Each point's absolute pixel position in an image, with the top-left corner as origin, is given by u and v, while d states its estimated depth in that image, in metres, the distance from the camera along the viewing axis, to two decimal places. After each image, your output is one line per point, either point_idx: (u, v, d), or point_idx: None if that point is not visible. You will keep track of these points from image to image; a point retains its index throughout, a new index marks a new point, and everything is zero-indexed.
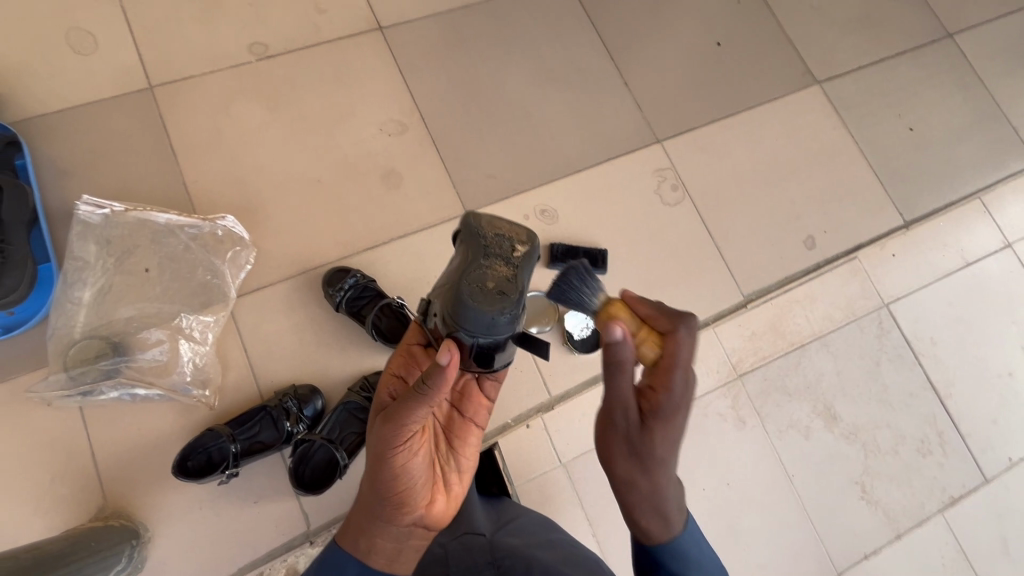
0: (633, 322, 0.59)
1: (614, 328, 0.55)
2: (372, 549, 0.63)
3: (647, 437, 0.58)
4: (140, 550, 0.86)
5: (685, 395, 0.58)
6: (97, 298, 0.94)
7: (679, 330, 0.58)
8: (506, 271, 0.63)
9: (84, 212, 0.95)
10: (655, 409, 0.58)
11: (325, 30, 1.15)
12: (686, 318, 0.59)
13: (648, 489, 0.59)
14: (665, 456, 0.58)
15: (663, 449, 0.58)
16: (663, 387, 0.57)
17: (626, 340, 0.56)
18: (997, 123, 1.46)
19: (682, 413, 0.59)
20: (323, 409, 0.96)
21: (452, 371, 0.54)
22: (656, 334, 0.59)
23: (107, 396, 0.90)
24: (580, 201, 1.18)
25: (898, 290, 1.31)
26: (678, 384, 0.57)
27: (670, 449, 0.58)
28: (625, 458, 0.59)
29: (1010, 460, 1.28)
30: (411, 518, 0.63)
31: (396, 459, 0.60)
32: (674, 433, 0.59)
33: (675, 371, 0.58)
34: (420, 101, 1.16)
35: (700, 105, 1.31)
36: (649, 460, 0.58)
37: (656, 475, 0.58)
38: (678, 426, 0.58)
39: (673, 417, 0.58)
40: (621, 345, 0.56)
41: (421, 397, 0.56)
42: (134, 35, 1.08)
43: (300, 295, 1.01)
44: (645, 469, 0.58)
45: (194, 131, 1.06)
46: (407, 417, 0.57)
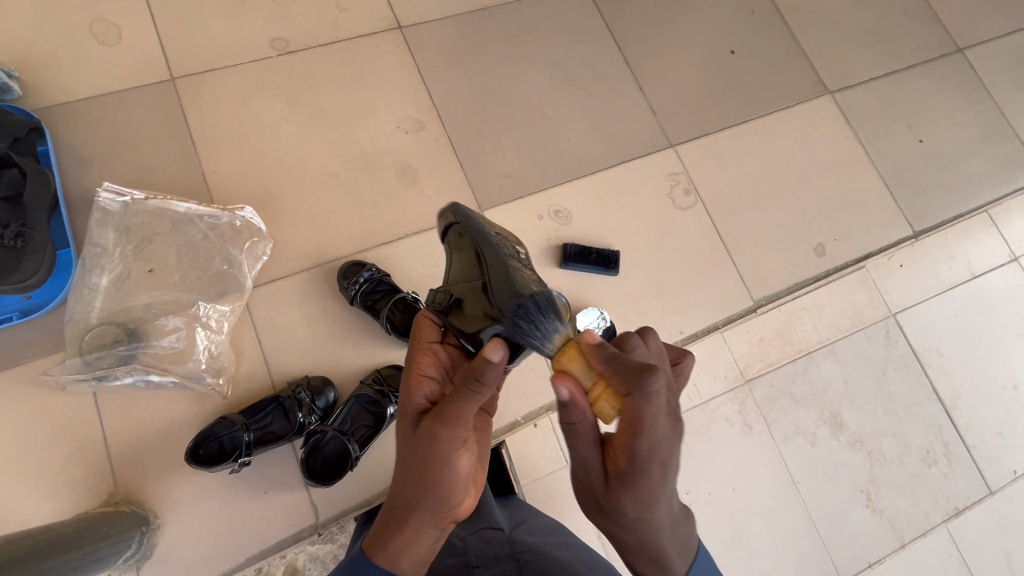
0: (588, 378, 0.49)
1: (559, 391, 0.49)
2: (407, 551, 0.57)
3: (613, 500, 0.52)
4: (149, 537, 0.86)
5: (651, 460, 0.49)
6: (114, 284, 0.95)
7: (635, 397, 0.45)
8: (532, 272, 0.63)
9: (105, 200, 0.96)
10: (620, 475, 0.50)
11: (345, 28, 1.17)
12: (645, 378, 0.45)
13: (632, 541, 0.55)
14: (639, 516, 0.52)
15: (636, 510, 0.52)
16: (624, 456, 0.49)
17: (574, 404, 0.49)
18: (1006, 137, 1.48)
19: (656, 473, 0.50)
20: (335, 401, 0.97)
21: (503, 367, 0.50)
22: (611, 398, 0.47)
23: (122, 381, 0.91)
24: (593, 203, 1.19)
25: (905, 300, 1.32)
26: (642, 451, 0.48)
27: (642, 509, 0.51)
28: (599, 513, 0.55)
29: (1014, 473, 1.28)
30: (450, 514, 0.58)
31: (447, 456, 0.53)
32: (648, 495, 0.50)
33: (636, 437, 0.47)
34: (437, 100, 1.17)
35: (713, 112, 1.32)
36: (620, 520, 0.53)
37: (635, 533, 0.54)
38: (650, 488, 0.50)
39: (639, 484, 0.50)
40: (570, 409, 0.49)
41: (474, 395, 0.51)
42: (157, 27, 1.09)
43: (315, 287, 1.02)
44: (623, 525, 0.53)
45: (214, 123, 1.07)
46: (460, 415, 0.52)
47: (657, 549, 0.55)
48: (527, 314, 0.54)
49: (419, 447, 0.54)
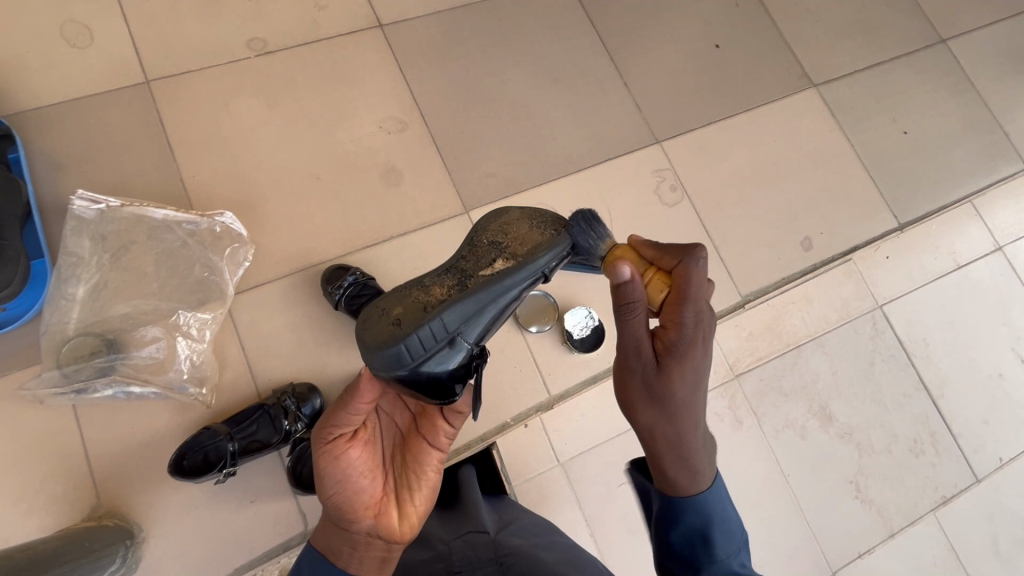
0: (642, 263, 0.58)
1: (620, 270, 0.56)
2: (330, 556, 0.58)
3: (663, 377, 0.56)
4: (134, 550, 0.85)
5: (696, 328, 0.56)
6: (91, 294, 0.93)
7: (686, 263, 0.56)
8: (430, 299, 0.55)
9: (79, 208, 0.93)
10: (668, 346, 0.57)
11: (325, 27, 1.14)
12: (694, 250, 0.56)
13: (671, 430, 0.57)
14: (686, 395, 0.56)
15: (683, 390, 0.57)
16: (673, 325, 0.56)
17: (633, 283, 0.56)
18: (990, 128, 1.48)
19: (699, 345, 0.57)
20: (322, 408, 0.95)
21: (366, 381, 0.55)
22: (662, 275, 0.57)
23: (101, 394, 0.89)
24: (580, 201, 1.18)
25: (892, 292, 1.32)
26: (689, 318, 0.56)
27: (691, 386, 0.57)
28: (645, 402, 0.58)
29: (1000, 460, 1.30)
30: (362, 526, 0.58)
31: (323, 462, 0.58)
32: (694, 369, 0.57)
33: (684, 303, 0.55)
34: (420, 99, 1.15)
35: (699, 107, 1.31)
36: (670, 401, 0.57)
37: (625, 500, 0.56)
38: (695, 361, 0.57)
39: (690, 348, 0.56)
40: (629, 287, 0.56)
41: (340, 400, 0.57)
42: (130, 29, 1.06)
43: (299, 292, 1.00)
44: (666, 412, 0.57)
45: (192, 127, 1.05)
46: (332, 419, 0.57)
47: (687, 446, 0.57)
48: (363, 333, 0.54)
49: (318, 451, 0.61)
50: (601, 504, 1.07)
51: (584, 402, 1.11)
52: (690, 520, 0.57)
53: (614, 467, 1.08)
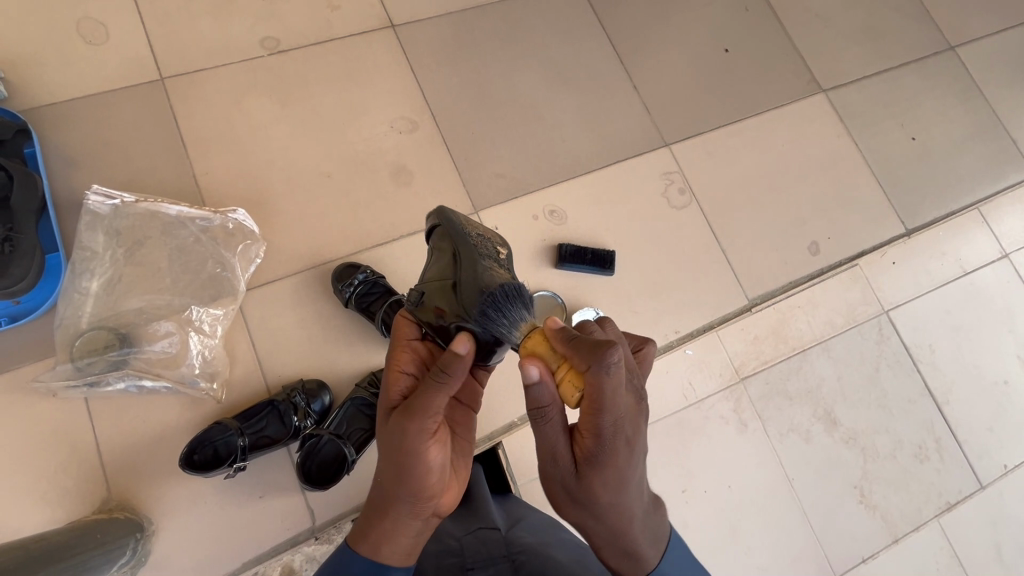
0: (553, 359, 0.51)
1: (527, 371, 0.51)
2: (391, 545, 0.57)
3: (585, 487, 0.54)
4: (144, 543, 0.85)
5: (616, 437, 0.52)
6: (104, 288, 0.94)
7: (596, 371, 0.47)
8: (504, 273, 0.64)
9: (94, 203, 0.94)
10: (587, 455, 0.53)
11: (337, 27, 1.15)
12: (602, 353, 0.48)
13: (603, 530, 0.56)
14: (612, 501, 0.54)
15: (609, 495, 0.54)
16: (589, 434, 0.52)
17: (542, 385, 0.51)
18: (998, 135, 1.49)
19: (622, 449, 0.53)
20: (331, 405, 0.96)
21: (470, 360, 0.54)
22: (575, 375, 0.49)
23: (113, 387, 0.89)
24: (588, 202, 1.19)
25: (898, 297, 1.33)
26: (606, 429, 0.51)
27: (615, 492, 0.54)
28: (567, 506, 0.56)
29: (1005, 467, 1.30)
30: (433, 507, 0.57)
31: (413, 452, 0.53)
32: (617, 475, 0.53)
33: (600, 413, 0.50)
34: (431, 99, 1.16)
35: (707, 111, 1.32)
36: (594, 508, 0.55)
37: (607, 520, 0.55)
38: (618, 467, 0.53)
39: (614, 450, 0.52)
40: (539, 389, 0.51)
41: (441, 387, 0.53)
42: (145, 26, 1.08)
43: (310, 290, 1.01)
44: (595, 515, 0.55)
45: (206, 124, 1.06)
46: (428, 408, 0.53)
47: (613, 547, 0.56)
48: (495, 302, 0.58)
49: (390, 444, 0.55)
50: None
51: None
52: None
53: None
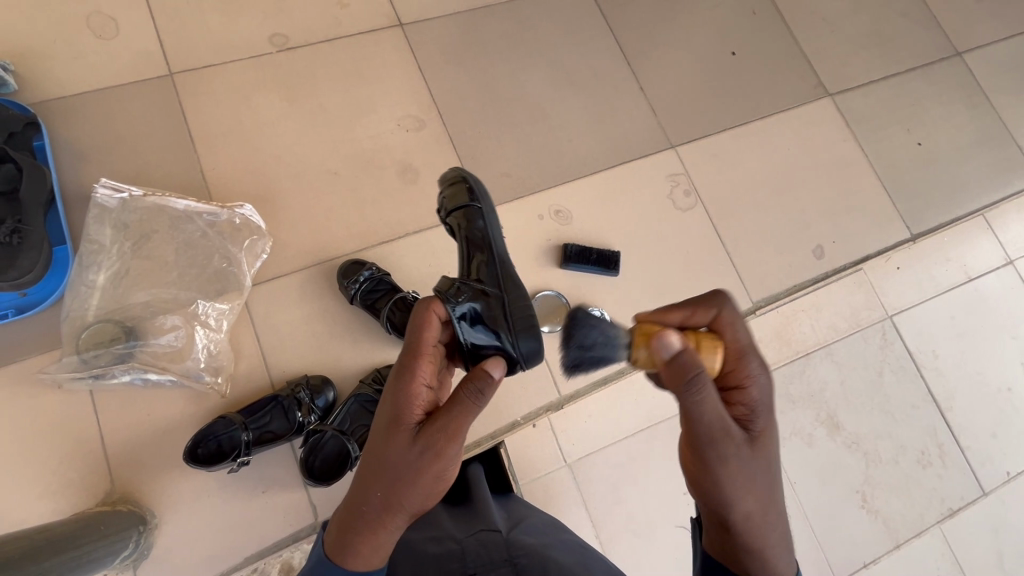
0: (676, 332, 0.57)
1: (674, 341, 0.53)
2: (377, 552, 0.55)
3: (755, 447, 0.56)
4: (146, 536, 0.85)
5: (760, 379, 0.58)
6: (111, 281, 0.94)
7: (728, 310, 0.60)
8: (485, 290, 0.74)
9: (102, 196, 0.95)
10: (749, 406, 0.58)
11: (346, 24, 1.16)
12: (723, 297, 0.61)
13: (771, 507, 0.57)
14: (775, 456, 0.58)
15: (772, 452, 0.58)
16: (749, 382, 0.58)
17: (693, 351, 0.53)
18: (1004, 142, 1.48)
19: (768, 399, 0.59)
20: (334, 401, 0.96)
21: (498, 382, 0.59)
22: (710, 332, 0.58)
23: (118, 379, 0.90)
24: (593, 203, 1.19)
25: (901, 302, 1.33)
26: (758, 370, 0.58)
27: (772, 446, 0.58)
28: (737, 488, 0.55)
29: (1007, 474, 1.29)
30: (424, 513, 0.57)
31: (433, 470, 0.53)
32: (770, 428, 0.58)
33: (747, 356, 0.59)
34: (438, 98, 1.16)
35: (714, 113, 1.32)
36: (760, 478, 0.56)
37: (769, 487, 0.57)
38: (767, 421, 0.58)
39: (763, 408, 0.58)
40: (694, 357, 0.52)
41: (474, 410, 0.55)
42: (155, 22, 1.08)
43: (315, 286, 1.01)
44: (768, 491, 0.56)
45: (214, 120, 1.06)
46: (462, 432, 0.54)
47: (776, 532, 0.56)
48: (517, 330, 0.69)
49: (404, 458, 0.53)
50: (607, 506, 1.07)
51: (592, 404, 1.11)
52: None
53: (624, 467, 1.10)
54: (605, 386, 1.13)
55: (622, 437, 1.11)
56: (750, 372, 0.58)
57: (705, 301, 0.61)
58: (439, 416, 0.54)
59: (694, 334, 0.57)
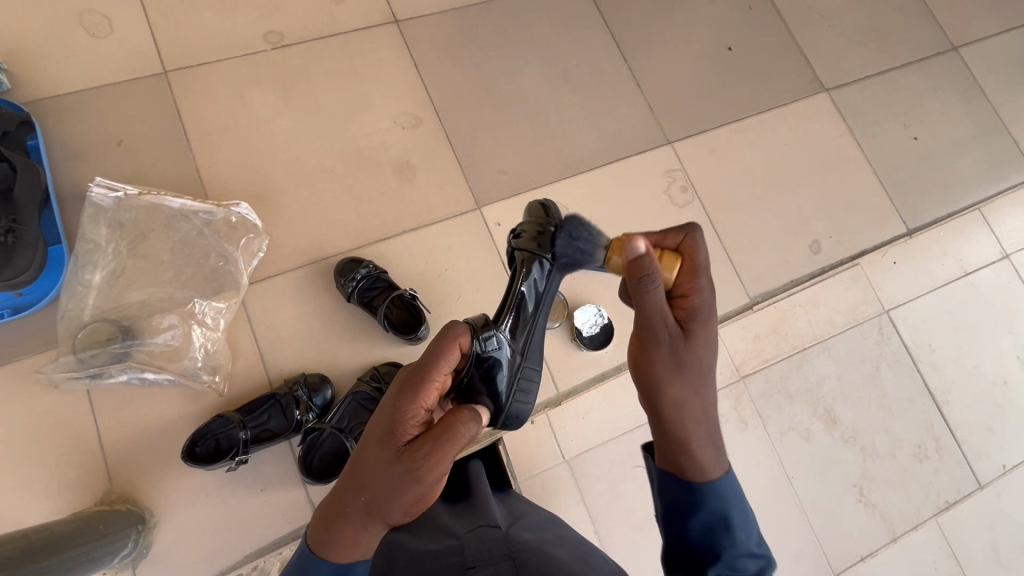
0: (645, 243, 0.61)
1: (637, 245, 0.59)
2: (352, 551, 0.54)
3: (690, 345, 0.59)
4: (145, 535, 0.85)
5: (707, 293, 0.60)
6: (107, 280, 0.94)
7: (691, 238, 0.61)
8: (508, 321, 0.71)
9: (97, 195, 0.94)
10: (690, 313, 0.59)
11: (341, 21, 1.15)
12: (691, 229, 0.62)
13: (699, 404, 0.58)
14: (709, 363, 0.60)
15: (708, 356, 0.60)
16: (692, 292, 0.60)
17: (651, 255, 0.58)
18: (1000, 137, 1.49)
19: (713, 312, 0.60)
20: (332, 399, 0.96)
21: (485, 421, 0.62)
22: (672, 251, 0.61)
23: (116, 379, 0.90)
24: (590, 199, 1.19)
25: (898, 297, 1.33)
26: (705, 285, 0.60)
27: (710, 355, 0.60)
28: (671, 374, 0.58)
29: (1003, 467, 1.30)
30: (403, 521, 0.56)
31: (416, 487, 0.52)
32: (712, 334, 0.60)
33: (699, 274, 0.60)
34: (434, 95, 1.16)
35: (711, 109, 1.32)
36: (693, 373, 0.59)
37: (706, 387, 0.59)
38: (712, 329, 0.60)
39: (706, 319, 0.60)
40: (647, 259, 0.57)
41: (466, 436, 0.54)
42: (149, 19, 1.07)
43: (312, 285, 1.01)
44: (696, 386, 0.58)
45: (209, 118, 1.06)
46: (450, 455, 0.53)
47: (702, 429, 0.58)
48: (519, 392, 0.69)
49: (389, 477, 0.52)
50: (605, 502, 1.08)
51: (590, 401, 1.11)
52: (711, 508, 0.57)
53: (623, 463, 1.10)
54: (602, 382, 1.13)
55: (621, 433, 1.11)
56: (698, 285, 0.60)
57: (675, 228, 0.62)
58: (431, 434, 0.53)
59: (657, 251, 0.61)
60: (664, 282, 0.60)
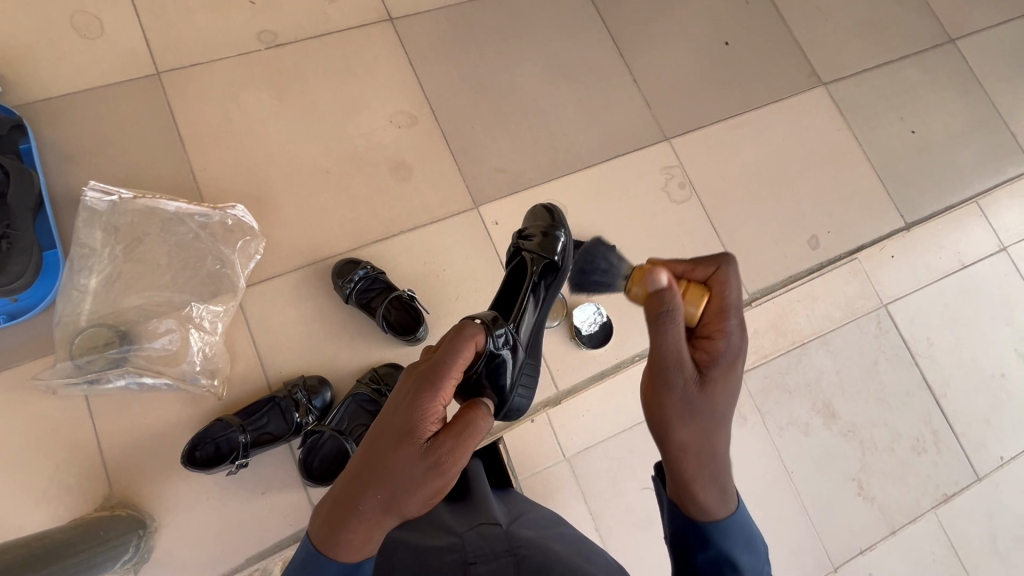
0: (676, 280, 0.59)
1: (660, 277, 0.56)
2: (363, 545, 0.52)
3: (706, 391, 0.57)
4: (146, 539, 0.85)
5: (729, 341, 0.58)
6: (103, 285, 0.93)
7: (724, 272, 0.59)
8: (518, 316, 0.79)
9: (91, 199, 0.94)
10: (710, 356, 0.58)
11: (335, 20, 1.14)
12: (724, 261, 0.60)
13: (710, 447, 0.57)
14: (724, 410, 0.57)
15: (723, 402, 0.58)
16: (718, 334, 0.59)
17: (673, 291, 0.56)
18: (998, 129, 1.48)
19: (734, 361, 0.58)
20: (332, 401, 0.96)
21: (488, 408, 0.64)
22: (699, 288, 0.59)
23: (114, 384, 0.89)
24: (588, 197, 1.19)
25: (896, 291, 1.33)
26: (733, 327, 0.58)
27: (727, 400, 0.58)
28: (684, 418, 0.57)
29: (1001, 459, 1.31)
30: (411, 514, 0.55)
31: (435, 483, 0.52)
32: (728, 382, 0.58)
33: (728, 316, 0.59)
34: (430, 94, 1.15)
35: (708, 105, 1.31)
36: (705, 418, 0.57)
37: (717, 431, 0.57)
38: (731, 375, 0.58)
39: (730, 363, 0.58)
40: (668, 294, 0.56)
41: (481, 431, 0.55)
42: (141, 20, 1.06)
43: (310, 287, 1.01)
44: (706, 429, 0.57)
45: (203, 119, 1.05)
46: (469, 451, 0.53)
47: (711, 470, 0.57)
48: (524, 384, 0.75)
49: (409, 472, 0.51)
50: (606, 499, 1.08)
51: (590, 398, 1.11)
52: (716, 547, 0.56)
53: (623, 460, 1.10)
54: (601, 380, 1.13)
55: (620, 430, 1.11)
56: (726, 327, 0.58)
57: (706, 260, 0.60)
58: (451, 432, 0.53)
59: (683, 285, 0.59)
60: (688, 317, 0.58)
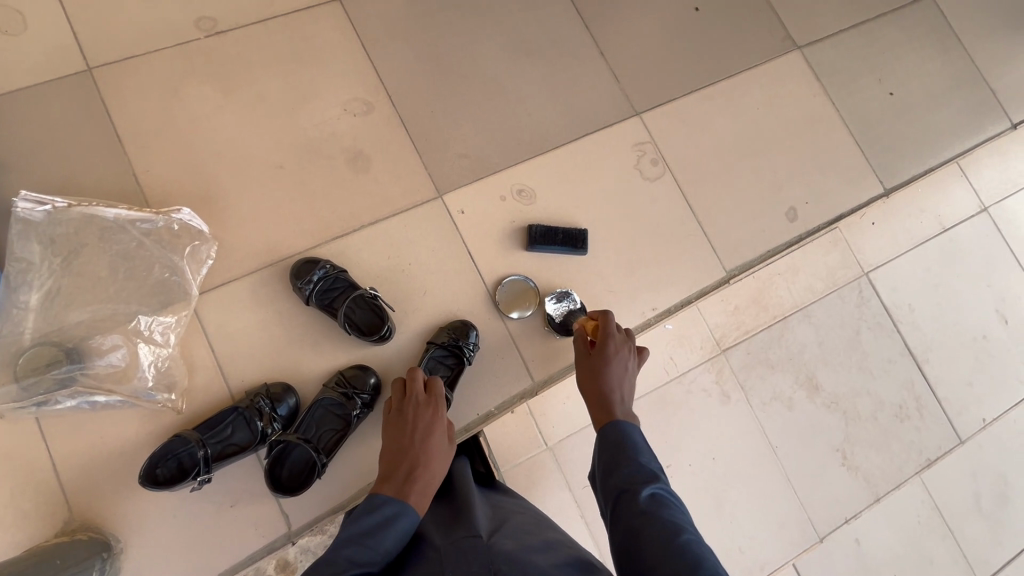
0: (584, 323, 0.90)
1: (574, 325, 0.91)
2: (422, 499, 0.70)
3: (596, 356, 0.81)
4: (111, 562, 0.82)
5: (611, 332, 0.82)
6: (44, 302, 0.88)
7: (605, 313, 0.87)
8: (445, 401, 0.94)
9: (24, 210, 0.88)
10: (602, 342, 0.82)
11: (279, 3, 1.07)
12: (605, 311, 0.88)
13: (605, 384, 0.76)
14: (612, 367, 0.78)
15: (613, 365, 0.79)
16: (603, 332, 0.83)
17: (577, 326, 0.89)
18: (977, 86, 1.44)
19: (620, 345, 0.81)
20: (298, 407, 0.93)
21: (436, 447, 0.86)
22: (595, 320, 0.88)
23: (64, 405, 0.85)
24: (557, 179, 1.14)
25: (877, 260, 1.32)
26: (613, 328, 0.83)
27: (616, 363, 0.79)
28: (584, 375, 0.80)
29: (983, 421, 1.31)
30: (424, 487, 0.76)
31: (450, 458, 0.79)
32: (616, 354, 0.80)
33: (608, 322, 0.84)
34: (385, 78, 1.09)
35: (679, 75, 1.26)
36: (596, 370, 0.79)
37: (610, 377, 0.77)
38: (617, 349, 0.80)
39: (611, 344, 0.81)
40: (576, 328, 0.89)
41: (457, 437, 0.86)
42: (67, 12, 0.99)
43: (269, 289, 0.96)
44: (598, 374, 0.78)
45: (142, 117, 0.98)
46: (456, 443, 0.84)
47: (607, 394, 0.75)
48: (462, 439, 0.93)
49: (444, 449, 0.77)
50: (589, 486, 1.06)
51: (569, 387, 1.09)
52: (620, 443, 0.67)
53: None
54: None
55: None
56: (610, 330, 0.82)
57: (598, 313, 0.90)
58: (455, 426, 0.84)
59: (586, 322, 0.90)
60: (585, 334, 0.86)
